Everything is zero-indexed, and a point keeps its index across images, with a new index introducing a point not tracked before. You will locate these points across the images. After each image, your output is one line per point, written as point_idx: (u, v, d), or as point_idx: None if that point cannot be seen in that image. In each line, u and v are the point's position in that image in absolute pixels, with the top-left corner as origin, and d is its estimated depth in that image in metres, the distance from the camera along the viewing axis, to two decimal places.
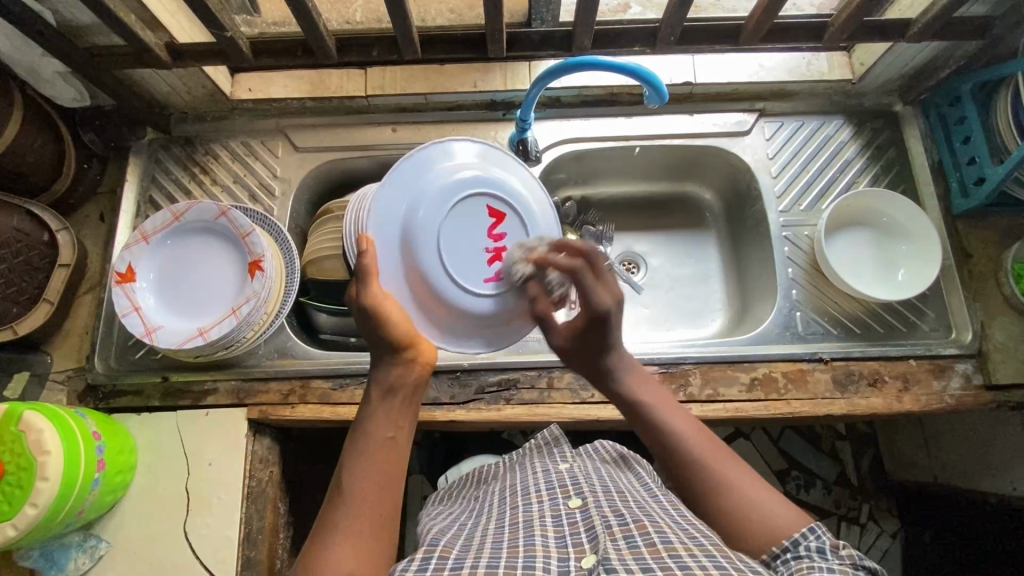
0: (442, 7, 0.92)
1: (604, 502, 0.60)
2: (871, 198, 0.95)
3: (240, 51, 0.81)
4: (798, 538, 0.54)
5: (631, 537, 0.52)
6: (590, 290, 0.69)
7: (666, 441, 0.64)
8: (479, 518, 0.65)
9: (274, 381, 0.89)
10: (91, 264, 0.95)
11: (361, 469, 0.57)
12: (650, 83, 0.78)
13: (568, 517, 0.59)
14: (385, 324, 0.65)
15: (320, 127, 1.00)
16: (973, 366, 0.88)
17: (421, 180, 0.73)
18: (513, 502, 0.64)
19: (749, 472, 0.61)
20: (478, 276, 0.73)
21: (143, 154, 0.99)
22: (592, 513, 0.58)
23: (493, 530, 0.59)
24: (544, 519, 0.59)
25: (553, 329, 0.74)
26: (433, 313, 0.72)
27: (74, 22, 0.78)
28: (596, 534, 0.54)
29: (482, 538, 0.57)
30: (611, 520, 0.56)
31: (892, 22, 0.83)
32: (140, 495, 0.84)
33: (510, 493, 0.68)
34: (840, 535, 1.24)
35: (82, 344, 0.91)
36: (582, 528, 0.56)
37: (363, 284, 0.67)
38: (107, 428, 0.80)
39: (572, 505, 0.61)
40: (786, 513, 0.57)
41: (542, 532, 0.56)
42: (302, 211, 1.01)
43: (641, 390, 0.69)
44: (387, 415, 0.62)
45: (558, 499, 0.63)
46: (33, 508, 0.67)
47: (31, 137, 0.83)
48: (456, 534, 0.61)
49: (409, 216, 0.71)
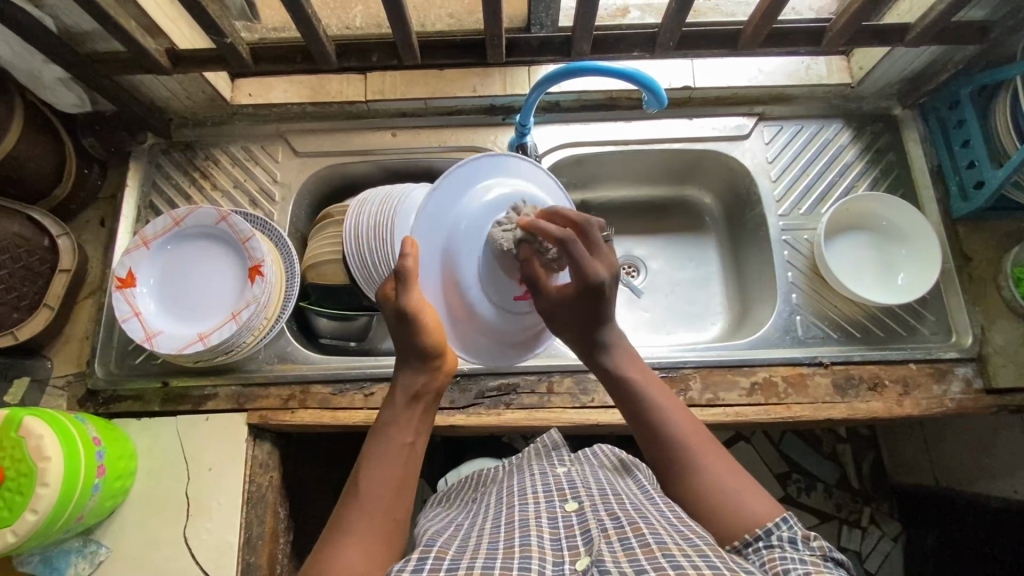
0: (441, 12, 0.92)
1: (602, 505, 0.60)
2: (871, 202, 0.95)
3: (240, 57, 0.81)
4: (771, 528, 0.54)
5: (627, 539, 0.53)
6: (585, 257, 0.66)
7: (650, 422, 0.64)
8: (476, 520, 0.65)
9: (274, 386, 0.89)
10: (92, 269, 0.95)
11: (378, 472, 0.58)
12: (649, 88, 0.78)
13: (565, 519, 0.59)
14: (425, 333, 0.65)
15: (320, 132, 1.00)
16: (973, 370, 0.88)
17: (458, 199, 0.75)
18: (510, 504, 0.64)
19: (731, 464, 0.61)
20: (509, 293, 0.76)
21: (144, 159, 0.99)
22: (589, 515, 0.58)
23: (490, 531, 0.59)
24: (540, 520, 0.59)
25: (542, 294, 0.72)
26: (463, 326, 0.76)
27: (74, 29, 0.78)
28: (591, 537, 0.54)
29: (478, 539, 0.57)
30: (607, 522, 0.56)
31: (891, 26, 0.83)
32: (140, 500, 0.84)
33: (507, 496, 0.68)
34: (841, 538, 1.24)
35: (82, 349, 0.91)
36: (578, 531, 0.56)
37: (403, 289, 0.65)
38: (107, 433, 0.81)
39: (569, 508, 0.61)
40: (762, 503, 0.57)
41: (538, 533, 0.56)
42: (302, 216, 1.01)
43: (628, 367, 0.69)
44: (408, 422, 0.63)
45: (555, 501, 0.63)
46: (33, 514, 0.67)
47: (31, 143, 0.83)
48: (452, 535, 0.61)
49: (450, 236, 0.73)
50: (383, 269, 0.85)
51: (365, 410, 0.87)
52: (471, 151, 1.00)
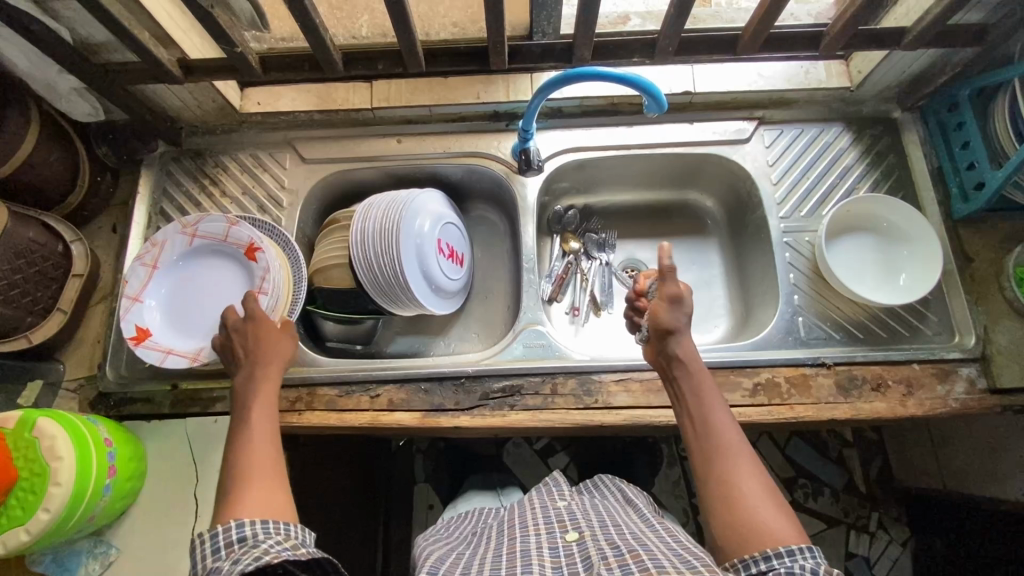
0: (445, 21, 0.94)
1: (602, 534, 0.61)
2: (871, 204, 0.96)
3: (249, 66, 0.83)
4: (793, 551, 0.57)
5: (627, 566, 0.54)
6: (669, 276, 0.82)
7: (703, 430, 0.69)
8: (477, 550, 0.66)
9: (282, 388, 0.90)
10: (104, 274, 0.97)
11: (256, 451, 0.66)
12: (649, 92, 0.79)
13: (565, 549, 0.60)
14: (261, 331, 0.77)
15: (327, 139, 1.02)
16: (977, 370, 0.88)
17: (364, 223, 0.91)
18: (511, 535, 0.66)
19: (771, 492, 0.63)
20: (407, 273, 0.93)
21: (155, 167, 1.01)
22: (589, 543, 0.59)
23: (491, 560, 0.61)
24: (541, 550, 0.61)
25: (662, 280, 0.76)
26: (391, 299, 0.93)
27: (90, 40, 0.81)
28: (592, 563, 0.56)
29: (480, 568, 0.60)
30: (607, 551, 0.57)
31: (887, 30, 0.84)
32: (150, 504, 0.85)
33: (510, 528, 0.69)
34: (849, 543, 1.24)
35: (94, 352, 0.93)
36: (579, 558, 0.58)
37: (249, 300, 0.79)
38: (118, 435, 0.82)
39: (569, 537, 0.62)
40: (789, 531, 0.60)
41: (539, 562, 0.58)
42: (309, 222, 1.03)
43: (702, 383, 0.73)
44: (272, 388, 0.73)
45: (556, 532, 0.64)
46: (46, 512, 0.68)
47: (46, 151, 0.85)
48: (453, 565, 0.63)
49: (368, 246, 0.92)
50: (388, 275, 0.91)
51: (371, 411, 0.89)
52: (475, 157, 1.02)
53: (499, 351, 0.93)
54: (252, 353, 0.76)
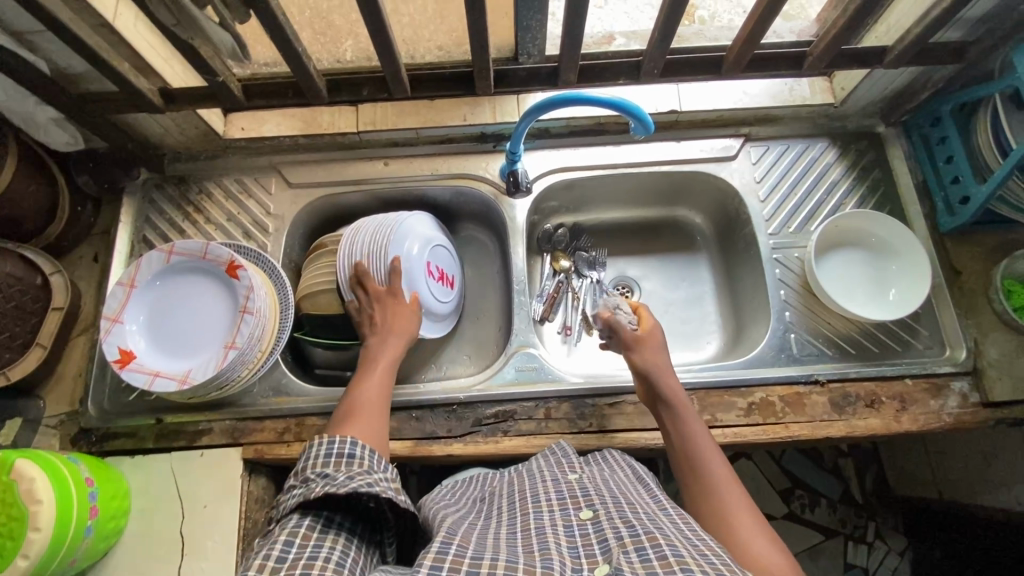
0: (430, 45, 0.94)
1: (616, 513, 0.60)
2: (861, 219, 0.96)
3: (232, 93, 0.82)
4: None
5: (642, 549, 0.52)
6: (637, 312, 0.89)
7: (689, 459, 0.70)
8: (490, 522, 0.64)
9: (270, 419, 0.89)
10: (85, 305, 0.95)
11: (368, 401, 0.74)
12: (635, 115, 0.79)
13: (580, 528, 0.58)
14: (396, 305, 0.87)
15: (313, 163, 1.01)
16: (969, 384, 0.89)
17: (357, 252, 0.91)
18: (521, 510, 0.64)
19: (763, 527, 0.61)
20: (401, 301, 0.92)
21: (137, 195, 1.00)
22: (604, 524, 0.58)
23: (506, 535, 0.59)
24: (556, 528, 0.59)
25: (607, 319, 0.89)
26: None
27: (68, 70, 0.79)
28: (608, 546, 0.54)
29: (495, 540, 0.58)
30: (622, 530, 0.56)
31: (870, 49, 0.85)
32: (135, 541, 0.83)
33: (519, 502, 0.67)
34: (847, 555, 1.23)
35: (75, 386, 0.91)
36: (594, 540, 0.56)
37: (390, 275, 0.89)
38: (100, 473, 0.79)
39: (584, 516, 0.60)
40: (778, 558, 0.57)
41: (555, 540, 0.57)
42: (295, 246, 1.02)
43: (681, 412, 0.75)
44: (394, 353, 0.82)
45: (569, 509, 0.62)
46: (25, 559, 0.65)
47: (24, 182, 0.83)
48: (468, 530, 0.61)
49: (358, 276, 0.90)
50: None
51: None
52: (463, 178, 1.01)
53: (492, 375, 0.92)
54: (387, 321, 0.86)
